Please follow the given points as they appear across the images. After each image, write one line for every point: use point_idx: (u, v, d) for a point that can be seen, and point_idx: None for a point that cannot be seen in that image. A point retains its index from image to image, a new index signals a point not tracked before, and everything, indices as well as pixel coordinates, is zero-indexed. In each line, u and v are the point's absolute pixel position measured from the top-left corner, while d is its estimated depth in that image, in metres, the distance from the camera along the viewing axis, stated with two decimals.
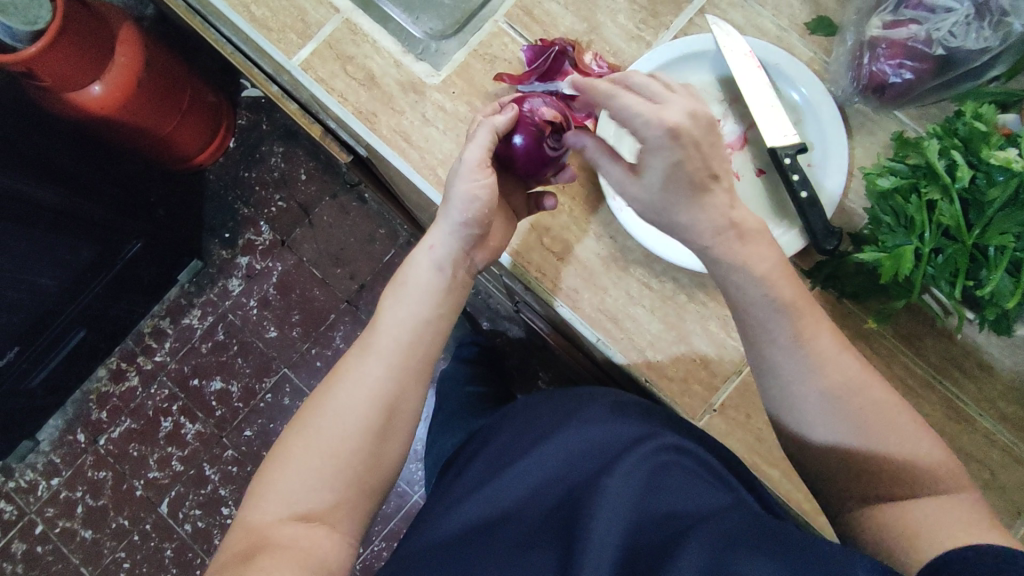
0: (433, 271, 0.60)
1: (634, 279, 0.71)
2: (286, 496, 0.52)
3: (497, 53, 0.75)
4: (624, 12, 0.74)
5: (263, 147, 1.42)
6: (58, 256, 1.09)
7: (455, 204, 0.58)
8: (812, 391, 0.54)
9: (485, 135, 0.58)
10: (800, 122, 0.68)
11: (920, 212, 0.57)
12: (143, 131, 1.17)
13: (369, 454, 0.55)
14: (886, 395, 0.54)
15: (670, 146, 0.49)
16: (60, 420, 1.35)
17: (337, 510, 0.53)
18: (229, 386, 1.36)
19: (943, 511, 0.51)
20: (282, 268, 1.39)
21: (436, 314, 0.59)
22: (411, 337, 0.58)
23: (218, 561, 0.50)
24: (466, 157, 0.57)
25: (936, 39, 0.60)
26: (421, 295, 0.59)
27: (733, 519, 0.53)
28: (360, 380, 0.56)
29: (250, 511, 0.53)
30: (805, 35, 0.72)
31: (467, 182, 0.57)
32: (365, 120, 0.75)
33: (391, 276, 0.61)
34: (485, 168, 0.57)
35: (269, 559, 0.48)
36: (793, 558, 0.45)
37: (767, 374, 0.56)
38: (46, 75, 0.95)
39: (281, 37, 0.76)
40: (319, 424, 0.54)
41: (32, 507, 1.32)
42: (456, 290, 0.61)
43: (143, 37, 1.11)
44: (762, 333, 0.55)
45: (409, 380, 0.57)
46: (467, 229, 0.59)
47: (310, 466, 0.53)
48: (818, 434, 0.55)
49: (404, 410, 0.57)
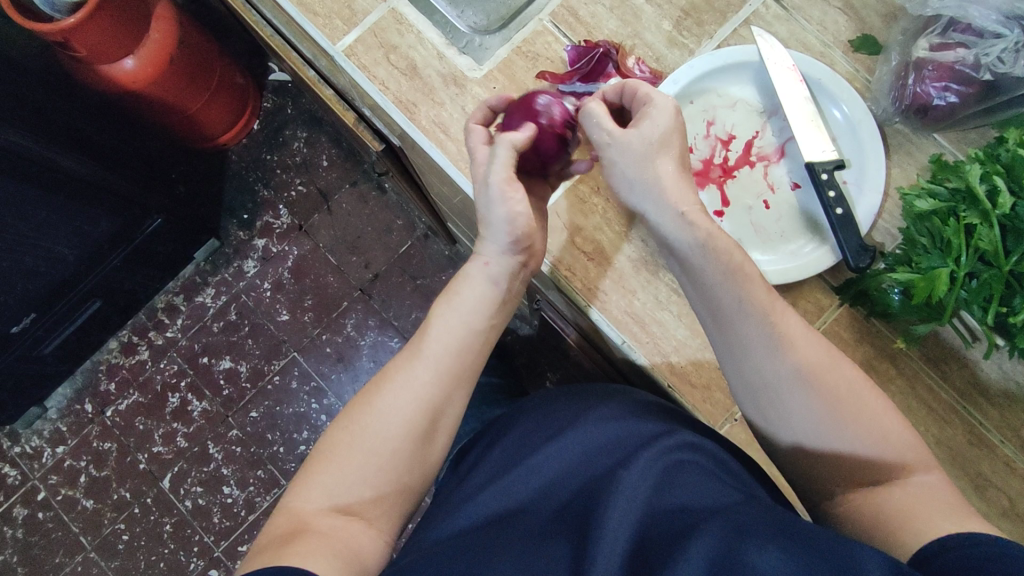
0: (487, 285, 0.61)
1: (663, 284, 0.71)
2: (330, 488, 0.53)
3: (540, 51, 0.75)
4: (669, 18, 0.75)
5: (286, 131, 1.42)
6: (78, 226, 1.09)
7: (498, 226, 0.59)
8: (799, 399, 0.55)
9: (505, 152, 0.58)
10: (839, 139, 0.69)
11: (958, 236, 0.57)
12: (170, 107, 1.17)
13: (411, 454, 0.56)
14: (869, 388, 0.55)
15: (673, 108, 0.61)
16: (69, 388, 1.35)
17: (375, 506, 0.54)
18: (237, 366, 1.37)
19: (920, 499, 0.51)
20: (299, 253, 1.39)
21: (486, 325, 0.60)
22: (458, 345, 0.58)
23: (259, 544, 0.51)
24: (492, 179, 0.58)
25: (984, 64, 0.60)
26: (473, 305, 0.60)
27: (747, 511, 0.51)
28: (408, 382, 0.56)
29: (293, 500, 0.53)
30: (849, 52, 0.72)
31: (504, 206, 0.58)
32: (405, 110, 0.75)
33: (444, 285, 0.62)
34: (514, 182, 0.58)
35: (305, 544, 0.48)
36: (803, 546, 0.45)
37: (755, 380, 0.57)
38: (81, 47, 0.97)
39: (327, 23, 0.76)
40: (367, 421, 0.55)
41: (36, 474, 1.33)
42: (507, 303, 0.62)
43: (179, 14, 1.12)
44: (746, 336, 0.57)
45: (455, 386, 0.58)
46: (515, 247, 0.60)
47: (354, 462, 0.54)
48: (800, 441, 0.55)
49: (447, 414, 0.58)
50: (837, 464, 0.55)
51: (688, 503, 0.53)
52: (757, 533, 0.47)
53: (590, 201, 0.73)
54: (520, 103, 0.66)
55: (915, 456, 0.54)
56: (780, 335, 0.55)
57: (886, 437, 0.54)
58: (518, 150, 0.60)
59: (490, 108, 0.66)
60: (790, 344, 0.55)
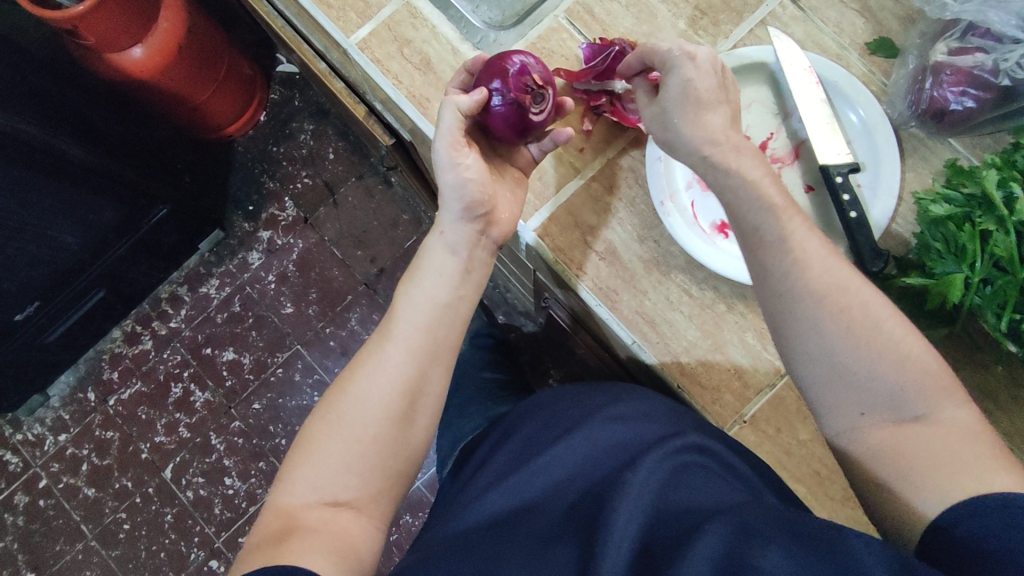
0: (447, 254, 0.60)
1: (674, 284, 0.71)
2: (315, 481, 0.53)
3: (554, 48, 0.75)
4: (685, 17, 0.74)
5: (294, 123, 1.42)
6: (83, 215, 1.08)
7: (450, 196, 0.60)
8: (818, 329, 0.53)
9: (449, 117, 0.58)
10: (854, 143, 0.68)
11: (973, 241, 0.57)
12: (176, 98, 1.16)
13: (390, 439, 0.55)
14: (888, 312, 0.53)
15: (683, 63, 0.59)
16: (72, 376, 1.35)
17: (364, 495, 0.54)
18: (240, 357, 1.37)
19: (937, 445, 0.49)
20: (303, 246, 1.39)
21: (454, 298, 0.60)
22: (426, 321, 0.58)
23: (251, 543, 0.51)
24: (438, 145, 0.58)
25: (1003, 69, 0.59)
26: (438, 278, 0.60)
27: (751, 511, 0.51)
28: (382, 364, 0.56)
29: (280, 496, 0.53)
30: (865, 54, 0.71)
31: (453, 171, 0.58)
32: (418, 104, 0.75)
33: (407, 264, 0.62)
34: (459, 147, 0.58)
35: (300, 542, 0.48)
36: (806, 550, 0.44)
37: (773, 307, 0.56)
38: (90, 34, 0.96)
39: (341, 15, 0.76)
40: (343, 409, 0.55)
41: (38, 461, 1.33)
42: (474, 272, 0.61)
43: (188, 4, 1.11)
44: (765, 263, 0.56)
45: (429, 364, 0.57)
46: (472, 214, 0.60)
47: (334, 452, 0.54)
48: (839, 418, 0.54)
49: (426, 393, 0.57)
50: (853, 408, 0.53)
51: (695, 504, 0.52)
52: (762, 532, 0.47)
53: (603, 200, 0.72)
54: (490, 62, 0.63)
55: (936, 386, 0.51)
56: (795, 257, 0.55)
57: (907, 363, 0.52)
58: (466, 114, 0.58)
59: (468, 71, 0.65)
60: (803, 265, 0.54)
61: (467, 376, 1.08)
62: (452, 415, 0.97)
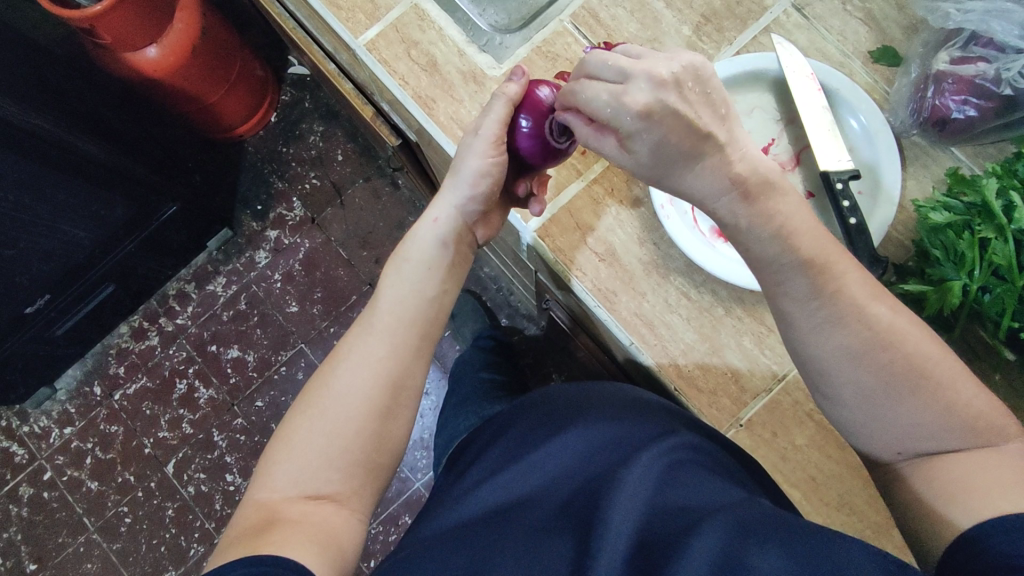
0: (435, 246, 0.61)
1: (673, 287, 0.71)
2: (294, 475, 0.53)
3: (559, 52, 0.76)
4: (689, 25, 0.75)
5: (304, 124, 1.43)
6: (93, 212, 1.09)
7: (464, 181, 0.60)
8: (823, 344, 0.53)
9: (501, 108, 0.58)
10: (856, 150, 0.68)
11: (972, 249, 0.57)
12: (190, 96, 1.18)
13: (372, 435, 0.55)
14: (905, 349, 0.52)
15: (641, 128, 0.48)
16: (79, 370, 1.37)
17: (347, 489, 0.54)
18: (245, 355, 1.38)
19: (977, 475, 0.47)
20: (310, 245, 1.40)
21: (439, 291, 0.60)
22: (412, 315, 0.58)
23: (229, 537, 0.52)
24: (482, 133, 0.58)
25: (1005, 78, 0.60)
26: (424, 271, 0.60)
27: (737, 511, 0.50)
28: (363, 358, 0.56)
29: (258, 491, 0.54)
30: (868, 63, 0.72)
31: (482, 159, 0.59)
32: (423, 105, 0.76)
33: (393, 250, 0.62)
34: (499, 146, 0.59)
35: (281, 533, 0.49)
36: (794, 556, 0.44)
37: (796, 357, 0.54)
38: (108, 35, 1.00)
39: (350, 17, 0.78)
40: (325, 404, 0.55)
41: (43, 453, 1.34)
42: (457, 266, 0.62)
43: (202, 4, 1.13)
44: None
45: (413, 359, 0.58)
46: (464, 208, 0.61)
47: (315, 446, 0.54)
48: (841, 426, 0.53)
49: (409, 387, 0.57)
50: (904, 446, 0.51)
51: (689, 504, 0.52)
52: (756, 534, 0.47)
53: (603, 202, 0.73)
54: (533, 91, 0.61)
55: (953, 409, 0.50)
56: None
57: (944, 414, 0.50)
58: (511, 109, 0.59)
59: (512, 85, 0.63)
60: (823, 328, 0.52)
61: (467, 376, 1.09)
62: (451, 414, 0.98)
